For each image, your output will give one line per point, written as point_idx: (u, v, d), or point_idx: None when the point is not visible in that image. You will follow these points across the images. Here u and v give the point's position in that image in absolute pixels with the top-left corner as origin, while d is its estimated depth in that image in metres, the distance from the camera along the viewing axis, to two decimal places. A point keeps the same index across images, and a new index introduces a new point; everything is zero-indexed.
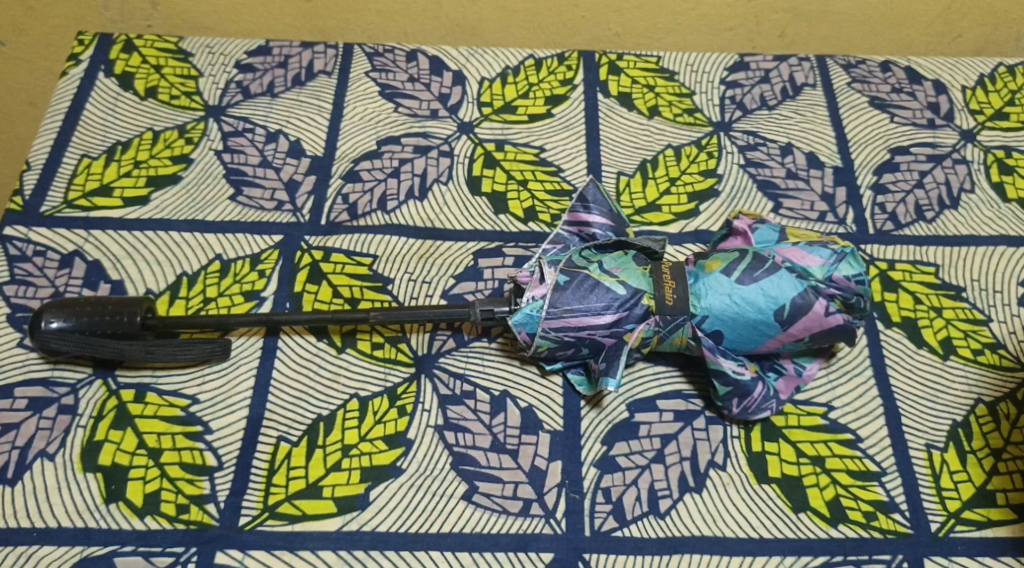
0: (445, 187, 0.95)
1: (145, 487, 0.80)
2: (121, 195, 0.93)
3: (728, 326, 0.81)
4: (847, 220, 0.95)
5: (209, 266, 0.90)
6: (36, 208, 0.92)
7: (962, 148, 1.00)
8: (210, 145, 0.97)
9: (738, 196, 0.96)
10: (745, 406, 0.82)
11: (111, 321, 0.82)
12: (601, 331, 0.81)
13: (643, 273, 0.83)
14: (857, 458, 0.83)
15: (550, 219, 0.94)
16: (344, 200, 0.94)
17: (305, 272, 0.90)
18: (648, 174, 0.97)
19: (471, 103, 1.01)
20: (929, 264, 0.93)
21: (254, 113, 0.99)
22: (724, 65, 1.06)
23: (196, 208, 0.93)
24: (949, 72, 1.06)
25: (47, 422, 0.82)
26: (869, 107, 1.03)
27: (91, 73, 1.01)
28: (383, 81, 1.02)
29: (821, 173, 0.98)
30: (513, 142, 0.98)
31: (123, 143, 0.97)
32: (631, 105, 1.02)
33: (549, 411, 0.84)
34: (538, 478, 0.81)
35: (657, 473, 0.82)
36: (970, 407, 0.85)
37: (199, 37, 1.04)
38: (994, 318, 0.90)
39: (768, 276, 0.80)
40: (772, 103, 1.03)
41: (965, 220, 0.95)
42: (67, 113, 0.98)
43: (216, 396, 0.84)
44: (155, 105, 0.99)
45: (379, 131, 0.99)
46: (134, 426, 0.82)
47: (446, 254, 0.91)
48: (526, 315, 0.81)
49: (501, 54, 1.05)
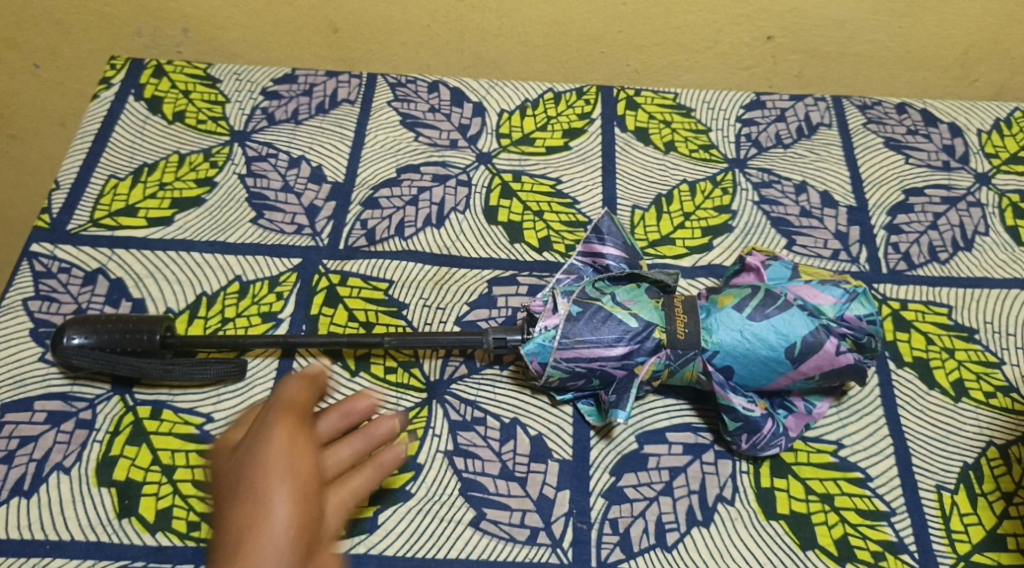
0: (463, 216, 0.97)
1: (157, 503, 0.81)
2: (146, 216, 0.95)
3: (739, 362, 0.82)
4: (860, 259, 0.96)
5: (228, 287, 0.91)
6: (62, 226, 0.94)
7: (977, 191, 1.01)
8: (235, 169, 0.99)
9: (752, 232, 0.97)
10: (754, 442, 0.83)
11: (129, 338, 0.84)
12: (612, 363, 0.82)
13: (655, 305, 0.84)
14: (866, 497, 0.83)
15: (564, 249, 0.95)
16: (363, 226, 0.95)
17: (322, 295, 0.91)
18: (663, 209, 0.98)
19: (491, 133, 1.03)
20: (942, 305, 0.93)
21: (278, 139, 1.01)
22: (740, 103, 1.07)
23: (218, 230, 0.95)
24: (965, 116, 1.07)
25: (64, 436, 0.83)
26: (884, 148, 1.04)
27: (123, 97, 1.03)
28: (405, 111, 1.04)
29: (835, 212, 0.99)
30: (530, 173, 1.00)
31: (149, 165, 0.99)
32: (648, 139, 1.03)
33: (559, 440, 0.85)
34: (545, 507, 0.82)
35: (665, 505, 0.82)
36: (981, 450, 0.86)
37: (228, 65, 1.07)
38: (1007, 362, 0.90)
39: (779, 314, 0.81)
40: (788, 141, 1.04)
41: (979, 262, 0.96)
42: (96, 135, 1.00)
43: (231, 415, 0.85)
44: (183, 129, 1.01)
45: (398, 160, 1.00)
46: (149, 443, 0.83)
47: (461, 281, 0.92)
48: (537, 344, 0.82)
49: (521, 87, 1.07)
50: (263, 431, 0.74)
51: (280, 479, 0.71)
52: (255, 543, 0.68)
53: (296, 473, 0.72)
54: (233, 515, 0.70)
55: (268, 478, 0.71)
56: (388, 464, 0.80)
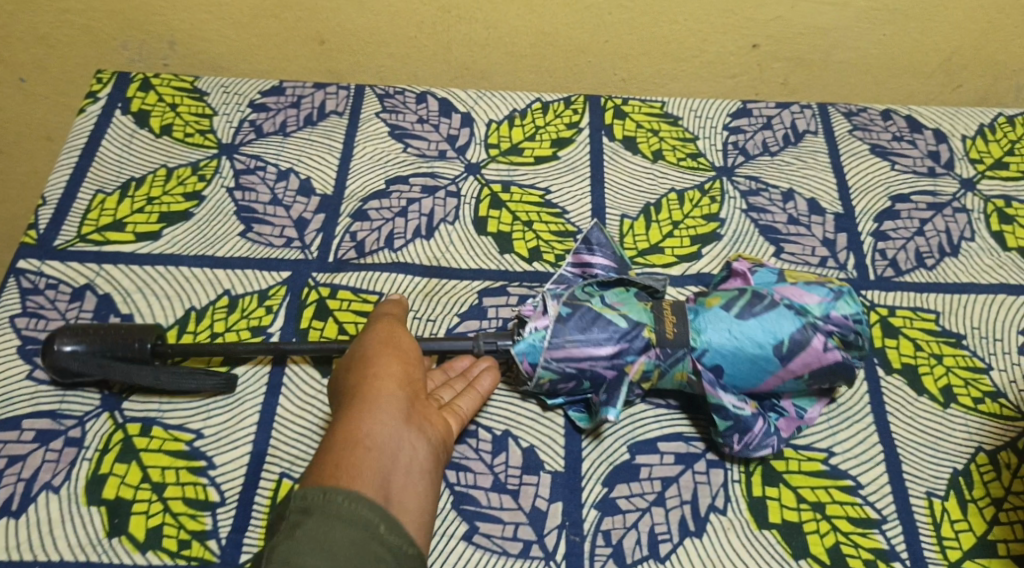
0: (452, 227, 0.96)
1: (147, 522, 0.80)
2: (134, 231, 0.95)
3: (729, 360, 0.82)
4: (848, 266, 0.97)
5: (217, 301, 0.91)
6: (49, 242, 0.93)
7: (962, 197, 1.02)
8: (223, 183, 0.98)
9: (741, 240, 0.98)
10: (745, 442, 0.83)
11: (122, 342, 0.84)
12: (602, 362, 0.82)
13: (644, 308, 0.84)
14: (857, 505, 0.84)
15: (554, 259, 0.95)
16: (352, 238, 0.95)
17: (312, 309, 0.91)
18: (651, 217, 0.99)
19: (479, 144, 1.03)
20: (929, 311, 0.94)
21: (265, 151, 1.01)
22: (727, 111, 1.07)
23: (207, 244, 0.94)
24: (949, 121, 1.08)
25: (53, 454, 0.83)
26: (870, 155, 1.05)
27: (109, 111, 1.03)
28: (393, 122, 1.04)
29: (823, 220, 1.00)
30: (519, 184, 1.00)
31: (137, 180, 0.98)
32: (636, 148, 1.04)
33: (551, 451, 0.85)
34: (538, 519, 0.82)
35: (658, 516, 0.82)
36: (970, 456, 0.86)
37: (215, 77, 1.06)
38: (994, 367, 0.91)
39: (767, 313, 0.82)
40: (774, 148, 1.05)
41: (965, 267, 0.97)
42: (82, 150, 1.00)
43: (221, 431, 0.84)
44: (170, 143, 1.01)
45: (387, 171, 1.00)
46: (139, 460, 0.83)
47: (451, 292, 0.92)
48: (528, 344, 0.82)
49: (509, 97, 1.07)
50: (371, 361, 0.78)
51: (389, 405, 0.75)
52: (352, 456, 0.71)
53: (403, 399, 0.76)
54: (342, 424, 0.73)
55: (378, 401, 0.74)
56: (467, 413, 0.82)
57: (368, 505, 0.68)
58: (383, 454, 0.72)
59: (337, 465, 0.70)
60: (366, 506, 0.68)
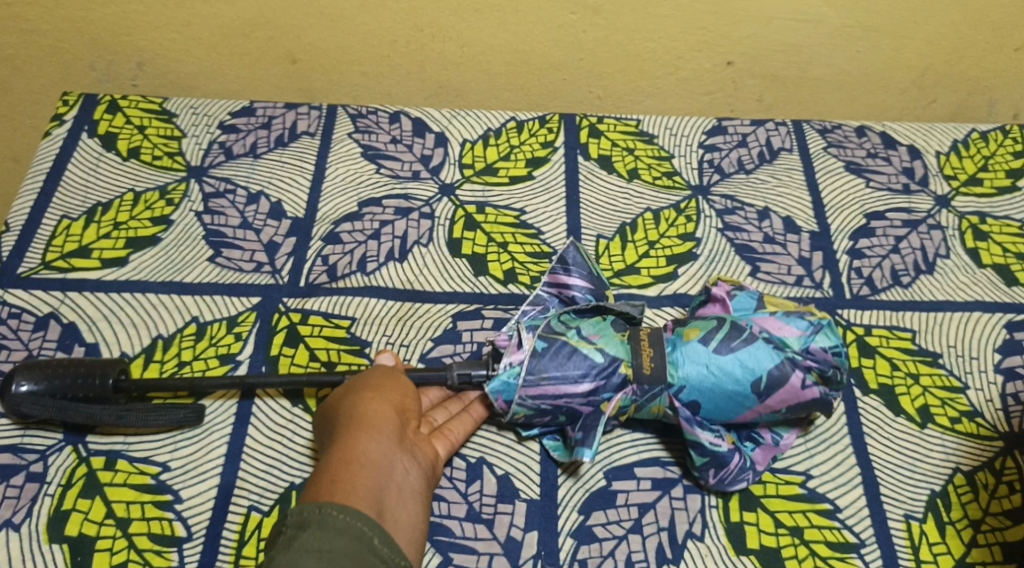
0: (426, 249, 0.95)
1: (111, 558, 0.78)
2: (100, 257, 0.93)
3: (705, 397, 0.81)
4: (824, 285, 0.96)
5: (185, 329, 0.89)
6: (13, 269, 0.91)
7: (937, 214, 1.02)
8: (192, 207, 0.97)
9: (717, 260, 0.97)
10: (722, 476, 0.83)
11: (83, 383, 0.82)
12: (578, 399, 0.81)
13: (621, 339, 0.83)
14: (835, 529, 0.83)
15: (529, 281, 0.94)
16: (324, 262, 0.94)
17: (283, 335, 0.89)
18: (627, 238, 0.98)
19: (453, 164, 1.02)
20: (905, 330, 0.93)
21: (235, 174, 0.99)
22: (701, 129, 1.07)
23: (175, 270, 0.92)
24: (924, 138, 1.08)
25: (14, 490, 0.81)
26: (845, 172, 1.04)
27: (74, 133, 1.01)
28: (365, 142, 1.03)
29: (798, 238, 0.99)
30: (494, 204, 0.99)
31: (103, 204, 0.96)
32: (611, 167, 1.03)
33: (526, 478, 0.84)
34: (513, 549, 0.81)
35: (635, 544, 0.81)
36: (947, 477, 0.86)
37: (184, 98, 1.05)
38: (971, 386, 0.90)
39: (745, 347, 0.81)
40: (749, 166, 1.04)
41: (941, 285, 0.96)
42: (47, 174, 0.98)
43: (188, 463, 0.83)
44: (137, 166, 0.99)
45: (360, 193, 0.99)
46: (103, 495, 0.81)
47: (424, 316, 0.91)
48: (503, 382, 0.81)
49: (483, 116, 1.06)
50: (366, 386, 0.80)
51: (383, 426, 0.76)
52: (346, 472, 0.72)
53: (396, 421, 0.77)
54: (336, 446, 0.75)
55: (372, 422, 0.76)
56: (456, 440, 0.83)
57: (360, 520, 0.69)
58: (377, 471, 0.73)
59: (333, 483, 0.71)
60: (360, 519, 0.69)
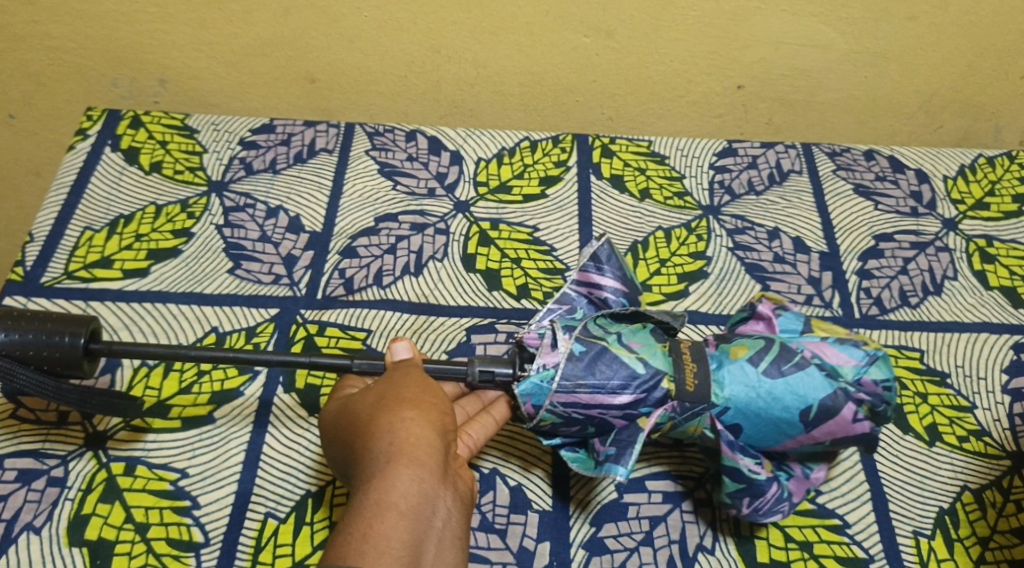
0: (440, 264, 0.97)
1: (130, 562, 0.79)
2: (121, 268, 0.95)
3: (750, 421, 0.81)
4: (833, 304, 0.98)
5: (204, 338, 0.90)
6: (35, 278, 0.93)
7: (945, 236, 1.03)
8: (212, 220, 0.98)
9: (726, 279, 0.98)
10: (756, 507, 0.82)
11: (47, 342, 0.80)
12: (612, 412, 0.81)
13: (663, 351, 0.83)
14: (844, 544, 0.84)
15: (542, 297, 0.95)
16: (341, 275, 0.95)
17: (300, 346, 0.91)
18: (639, 255, 0.99)
19: (468, 182, 1.04)
20: (914, 349, 0.94)
21: (255, 189, 1.01)
22: (713, 150, 1.09)
23: (195, 281, 0.94)
24: (931, 162, 1.09)
25: (35, 494, 0.82)
26: (854, 195, 1.06)
27: (98, 148, 1.03)
28: (382, 159, 1.05)
29: (808, 258, 1.01)
30: (507, 222, 1.00)
31: (125, 217, 0.98)
32: (623, 187, 1.04)
33: (538, 490, 0.85)
34: (524, 559, 0.82)
35: (646, 556, 0.82)
36: (956, 494, 0.87)
37: (206, 115, 1.07)
38: (979, 406, 0.91)
39: (796, 373, 0.80)
40: (760, 188, 1.06)
41: (949, 306, 0.98)
42: (70, 187, 0.99)
43: (206, 470, 0.84)
44: (159, 180, 1.01)
45: (376, 209, 1.01)
46: (123, 500, 0.82)
47: (439, 329, 0.93)
48: (533, 384, 0.81)
49: (497, 135, 1.08)
50: (412, 412, 0.74)
51: (427, 461, 0.71)
52: (383, 521, 0.67)
53: (440, 455, 0.72)
54: (373, 485, 0.69)
55: (416, 456, 0.71)
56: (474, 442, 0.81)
57: None
58: (416, 520, 0.68)
59: (365, 538, 0.66)
60: None
